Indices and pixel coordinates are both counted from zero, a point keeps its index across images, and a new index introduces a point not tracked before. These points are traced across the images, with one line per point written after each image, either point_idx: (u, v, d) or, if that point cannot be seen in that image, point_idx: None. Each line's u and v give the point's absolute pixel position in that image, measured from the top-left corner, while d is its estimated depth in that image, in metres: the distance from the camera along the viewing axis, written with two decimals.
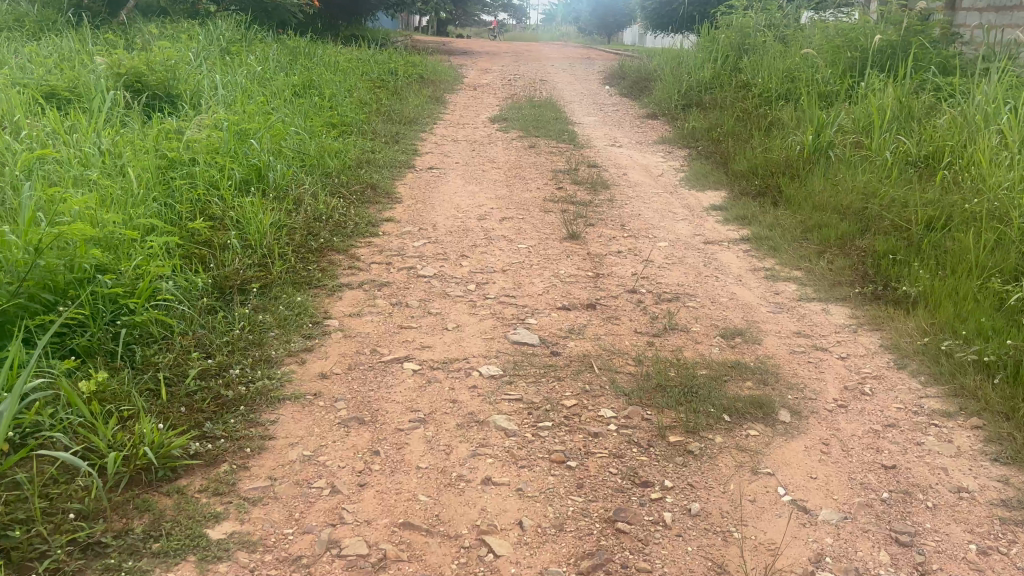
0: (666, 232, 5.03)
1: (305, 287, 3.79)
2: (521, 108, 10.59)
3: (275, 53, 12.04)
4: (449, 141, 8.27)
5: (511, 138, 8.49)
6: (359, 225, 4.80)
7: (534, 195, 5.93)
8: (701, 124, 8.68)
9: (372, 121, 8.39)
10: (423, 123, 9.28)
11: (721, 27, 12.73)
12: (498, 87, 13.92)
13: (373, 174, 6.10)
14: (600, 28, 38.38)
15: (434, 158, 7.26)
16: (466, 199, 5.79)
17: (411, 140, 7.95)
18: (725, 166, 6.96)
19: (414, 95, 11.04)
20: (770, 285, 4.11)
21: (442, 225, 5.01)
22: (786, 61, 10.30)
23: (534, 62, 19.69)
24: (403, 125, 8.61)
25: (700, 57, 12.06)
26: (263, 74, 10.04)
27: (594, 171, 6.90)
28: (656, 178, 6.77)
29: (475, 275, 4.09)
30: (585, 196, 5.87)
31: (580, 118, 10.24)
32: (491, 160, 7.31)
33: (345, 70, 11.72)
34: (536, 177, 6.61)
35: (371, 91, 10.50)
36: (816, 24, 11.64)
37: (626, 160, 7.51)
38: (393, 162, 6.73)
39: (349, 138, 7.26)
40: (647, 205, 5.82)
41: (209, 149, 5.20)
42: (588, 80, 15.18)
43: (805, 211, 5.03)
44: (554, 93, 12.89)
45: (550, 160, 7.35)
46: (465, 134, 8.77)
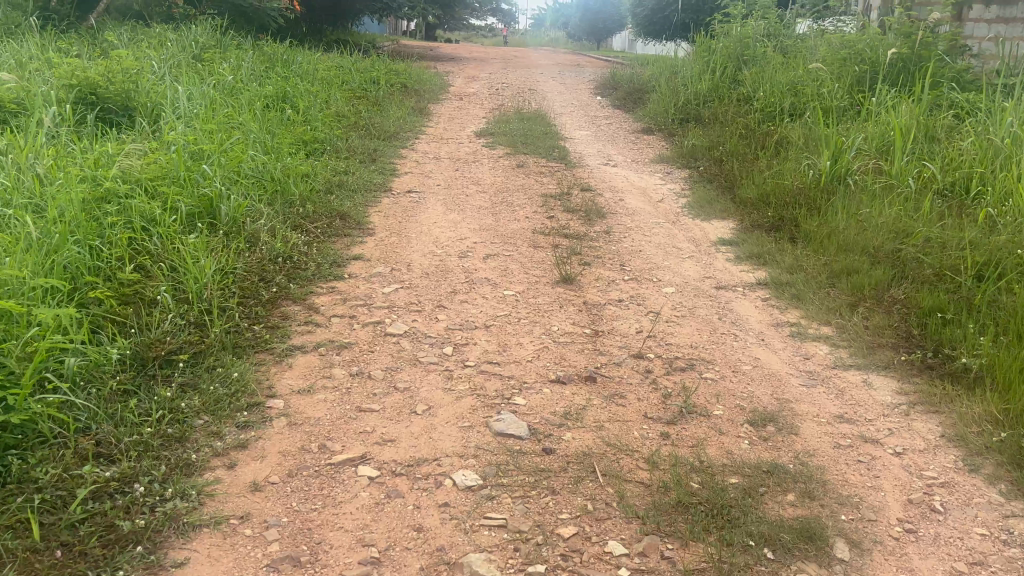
0: (672, 274, 4.44)
1: (250, 352, 3.17)
2: (509, 122, 9.99)
3: (251, 60, 11.40)
4: (431, 159, 7.66)
5: (498, 155, 7.89)
6: (322, 267, 4.19)
7: (523, 225, 5.33)
8: (701, 141, 8.11)
9: (348, 137, 7.76)
10: (404, 138, 8.66)
11: (719, 36, 12.18)
12: (485, 97, 13.34)
13: (343, 201, 5.48)
14: (590, 34, 37.93)
15: (413, 180, 6.65)
16: (447, 230, 5.19)
17: (390, 159, 7.34)
18: (730, 191, 6.39)
19: (396, 107, 10.44)
20: (797, 348, 3.52)
21: (419, 264, 4.41)
22: (788, 74, 9.76)
23: (523, 69, 19.12)
24: (382, 141, 8.00)
25: (696, 68, 11.52)
26: (233, 84, 9.39)
27: (589, 195, 6.31)
28: (656, 204, 6.19)
29: (453, 331, 3.49)
30: (579, 228, 5.28)
31: (571, 133, 9.66)
32: (475, 181, 6.72)
33: (323, 79, 11.08)
34: (525, 202, 6.01)
35: (349, 103, 9.87)
36: (819, 37, 11.15)
37: (624, 183, 6.91)
38: (367, 185, 6.12)
39: (321, 159, 6.63)
40: (649, 237, 5.23)
41: (155, 175, 4.56)
42: (579, 90, 14.63)
43: (829, 251, 4.45)
44: (544, 104, 12.32)
45: (540, 182, 6.75)
46: (448, 150, 8.16)
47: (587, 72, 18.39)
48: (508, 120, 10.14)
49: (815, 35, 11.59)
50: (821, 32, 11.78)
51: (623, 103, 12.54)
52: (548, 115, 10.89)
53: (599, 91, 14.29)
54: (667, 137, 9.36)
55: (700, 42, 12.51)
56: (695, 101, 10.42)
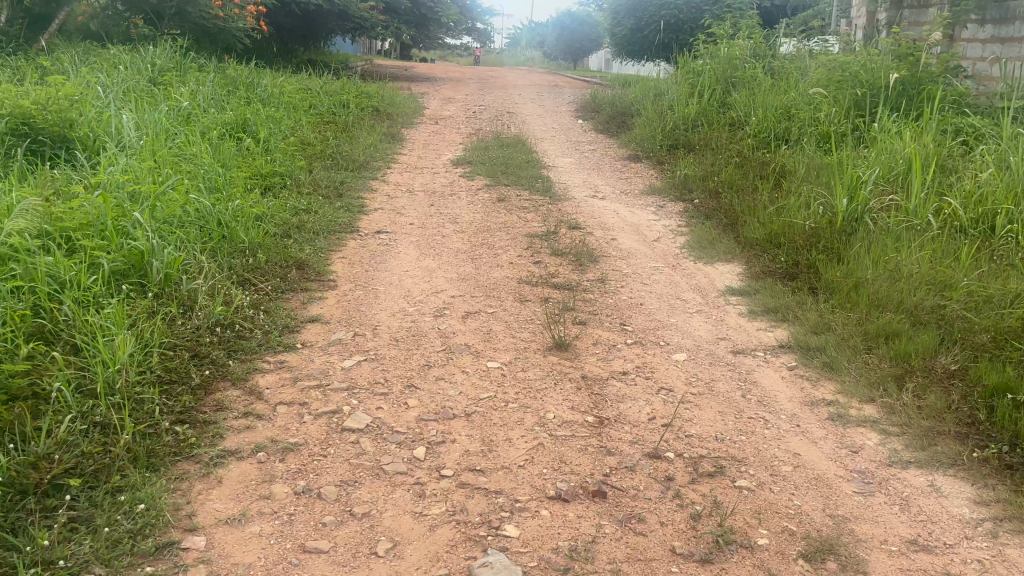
0: (681, 335, 3.85)
1: (169, 461, 2.53)
2: (488, 149, 9.42)
3: (212, 84, 10.77)
4: (404, 192, 7.05)
5: (476, 187, 7.31)
6: (271, 335, 3.55)
7: (507, 273, 4.73)
8: (694, 171, 7.59)
9: (312, 170, 7.14)
10: (375, 168, 8.04)
11: (704, 57, 11.73)
12: (461, 121, 12.79)
13: (302, 248, 4.85)
14: (567, 53, 37.66)
15: (383, 218, 6.03)
16: (420, 280, 4.56)
17: (358, 194, 6.73)
18: (731, 229, 5.83)
19: (366, 133, 9.85)
20: (840, 437, 2.94)
21: (387, 327, 3.77)
22: (780, 98, 9.30)
23: (500, 90, 18.62)
24: (350, 174, 7.38)
25: (682, 90, 11.05)
26: (190, 112, 8.75)
27: (577, 234, 5.73)
28: (651, 244, 5.62)
29: (427, 421, 2.86)
30: (569, 276, 4.69)
31: (553, 161, 9.11)
32: (452, 219, 6.11)
33: (289, 104, 10.46)
34: (507, 243, 5.41)
35: (316, 130, 9.26)
36: (809, 59, 10.74)
37: (613, 219, 6.34)
38: (331, 227, 5.48)
39: (281, 197, 6.00)
40: (648, 285, 4.65)
41: (76, 225, 3.91)
42: (559, 113, 14.13)
43: (859, 308, 3.88)
44: (523, 129, 11.80)
45: (522, 218, 6.16)
46: (423, 182, 7.56)
47: (566, 93, 17.93)
48: (486, 146, 9.57)
49: (804, 57, 11.15)
50: (810, 53, 11.36)
51: (606, 127, 12.02)
52: (528, 141, 10.34)
53: (581, 114, 13.78)
54: (654, 165, 8.83)
55: (685, 64, 12.04)
56: (682, 126, 9.91)
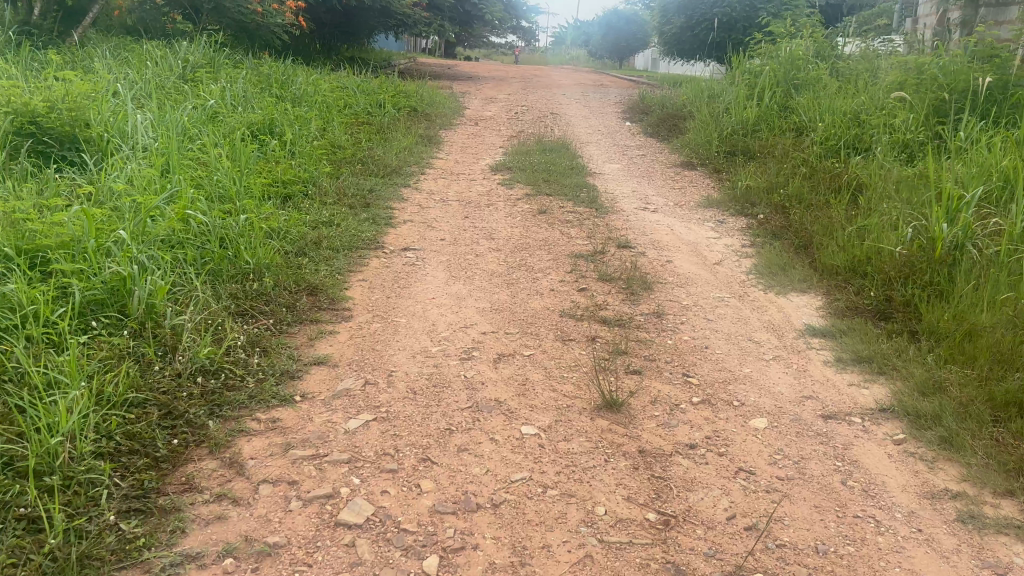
0: (757, 392, 3.18)
1: (107, 571, 1.95)
2: (529, 154, 8.80)
3: (244, 81, 10.34)
4: (436, 203, 6.46)
5: (516, 197, 6.71)
6: (265, 384, 2.97)
7: (547, 302, 4.10)
8: (756, 183, 6.88)
9: (338, 177, 6.59)
10: (408, 174, 7.47)
11: (762, 57, 10.94)
12: (502, 122, 12.20)
13: (315, 270, 4.29)
14: (613, 53, 36.83)
15: (411, 233, 5.44)
16: (447, 310, 3.96)
17: (386, 204, 6.18)
18: (804, 253, 5.13)
19: (401, 135, 9.31)
20: (975, 550, 2.27)
21: (403, 373, 3.17)
22: (850, 103, 8.52)
23: (544, 90, 17.98)
24: (379, 180, 6.82)
25: (740, 92, 10.30)
26: (216, 112, 8.30)
27: (628, 254, 5.09)
28: (712, 268, 4.94)
29: (442, 516, 2.26)
30: (620, 308, 4.05)
31: (599, 168, 8.46)
32: (487, 234, 5.50)
33: (321, 105, 9.96)
34: (548, 265, 4.78)
35: (348, 132, 8.75)
36: (880, 61, 9.91)
37: (667, 236, 5.68)
38: (352, 245, 4.91)
39: (299, 209, 5.46)
40: (713, 321, 3.98)
41: (53, 244, 3.39)
42: (605, 115, 13.45)
43: (978, 364, 3.19)
44: (567, 132, 11.16)
45: (566, 234, 5.53)
46: (458, 191, 6.96)
47: (611, 93, 17.21)
48: (527, 151, 8.96)
49: (872, 58, 10.31)
50: (878, 53, 10.51)
51: (656, 131, 11.31)
52: (573, 146, 9.71)
53: (628, 116, 13.07)
54: (710, 174, 8.13)
55: (742, 65, 11.26)
56: (740, 132, 9.16)
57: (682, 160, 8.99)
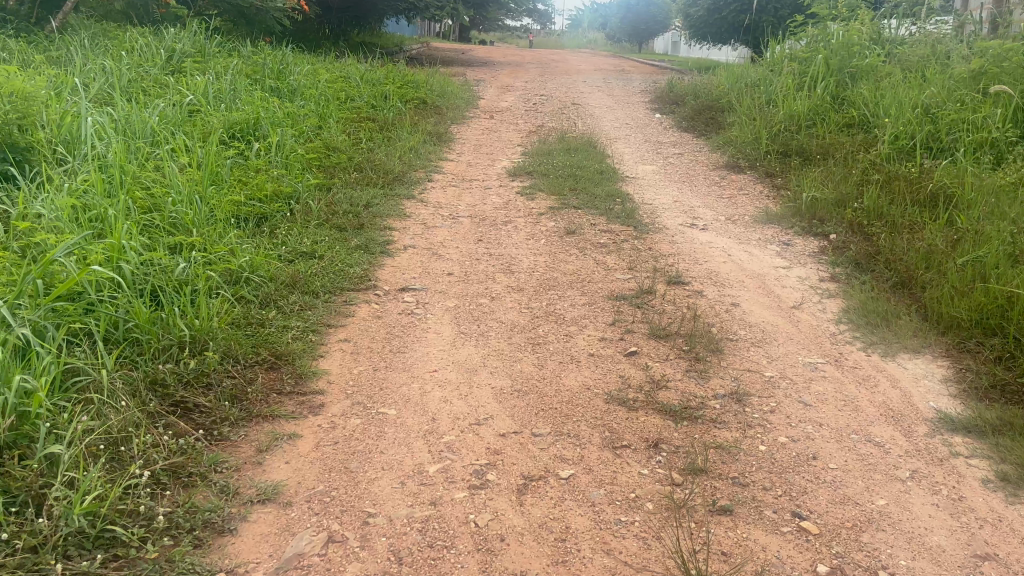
0: (905, 546, 2.16)
1: None
2: (551, 154, 7.76)
3: (235, 73, 9.37)
4: (443, 220, 5.45)
5: (538, 212, 5.70)
6: (174, 552, 1.97)
7: (587, 375, 3.10)
8: (824, 193, 5.81)
9: (327, 191, 5.61)
10: (412, 182, 6.46)
11: (808, 41, 9.78)
12: (520, 114, 11.15)
13: (279, 333, 3.28)
14: (632, 35, 35.40)
15: (410, 266, 4.43)
16: (453, 391, 2.95)
17: (384, 223, 5.19)
18: (904, 292, 4.08)
19: (407, 132, 8.31)
20: None
21: (386, 520, 2.18)
22: (920, 94, 7.42)
23: (563, 76, 16.84)
24: (376, 193, 5.83)
25: (785, 82, 9.20)
26: (197, 111, 7.33)
27: (681, 295, 4.07)
28: (790, 314, 3.90)
29: None
30: (684, 385, 3.04)
31: (630, 171, 7.43)
32: (503, 265, 4.48)
33: (320, 101, 8.97)
34: (582, 312, 3.77)
35: (346, 131, 7.76)
36: (947, 46, 8.77)
37: (724, 267, 4.64)
38: (334, 290, 3.91)
39: (274, 237, 4.48)
40: (811, 404, 2.96)
41: None
42: (631, 105, 12.36)
43: None
44: (591, 125, 10.10)
45: (601, 265, 4.51)
46: (469, 204, 5.94)
47: (635, 80, 16.06)
48: (549, 150, 7.92)
49: (936, 41, 9.12)
50: (942, 35, 9.32)
51: (690, 124, 10.21)
52: (601, 143, 8.65)
53: (656, 107, 11.96)
54: (760, 180, 7.06)
55: (785, 51, 10.09)
56: (790, 128, 8.06)
57: (726, 159, 7.93)
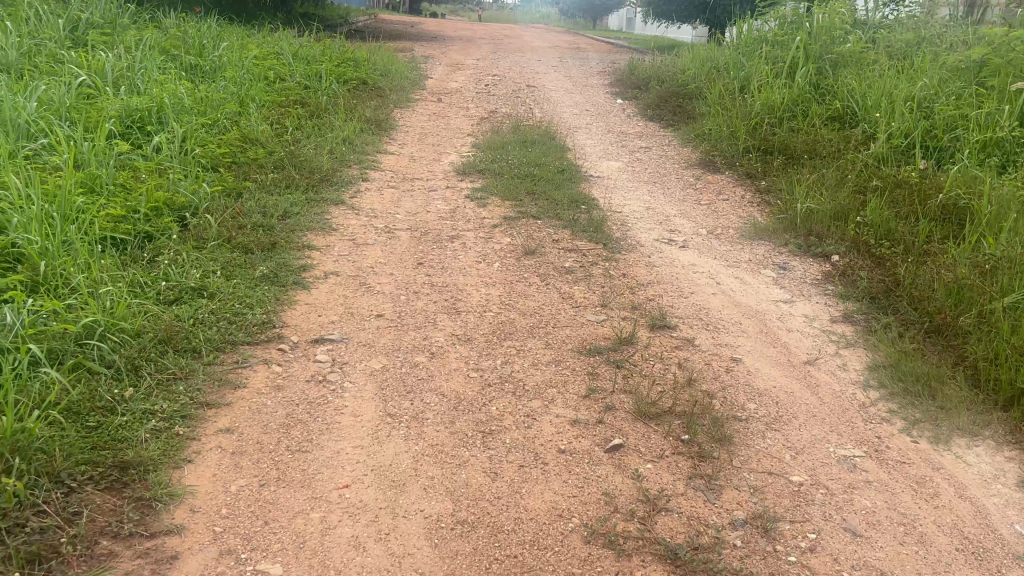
0: None
1: None
2: (505, 147, 6.89)
3: (147, 47, 8.25)
4: (378, 234, 4.55)
5: (490, 225, 4.84)
6: None
7: (558, 487, 2.28)
8: (819, 204, 5.06)
9: (235, 199, 4.65)
10: (343, 182, 5.53)
11: (782, 22, 9.00)
12: (470, 97, 10.22)
13: (124, 431, 2.36)
14: (586, 12, 34.36)
15: (329, 304, 3.53)
16: (369, 526, 2.10)
17: (302, 240, 4.28)
18: (939, 342, 3.35)
19: (342, 118, 7.34)
20: None
21: None
22: (913, 87, 6.71)
23: (516, 54, 15.87)
24: (298, 199, 4.88)
25: (759, 68, 8.44)
26: (91, 94, 6.24)
27: (668, 347, 3.27)
28: (803, 376, 3.12)
29: None
30: (691, 504, 2.24)
31: (594, 168, 6.61)
32: (448, 301, 3.62)
33: (243, 82, 7.90)
34: (546, 376, 2.93)
35: (269, 119, 6.76)
36: (933, 35, 8.10)
37: (714, 301, 3.85)
38: (221, 348, 3.00)
39: (154, 268, 3.53)
40: (864, 534, 2.19)
41: None
42: (590, 88, 11.50)
43: None
44: (548, 112, 9.24)
45: (567, 303, 3.68)
46: (409, 213, 5.04)
47: (592, 60, 15.17)
48: (503, 143, 7.02)
49: (920, 27, 8.43)
50: (924, 20, 8.64)
51: (656, 112, 9.40)
52: (561, 134, 7.79)
53: (617, 91, 11.11)
54: (740, 181, 6.30)
55: (757, 33, 9.32)
56: (768, 121, 7.30)
57: (699, 156, 7.15)
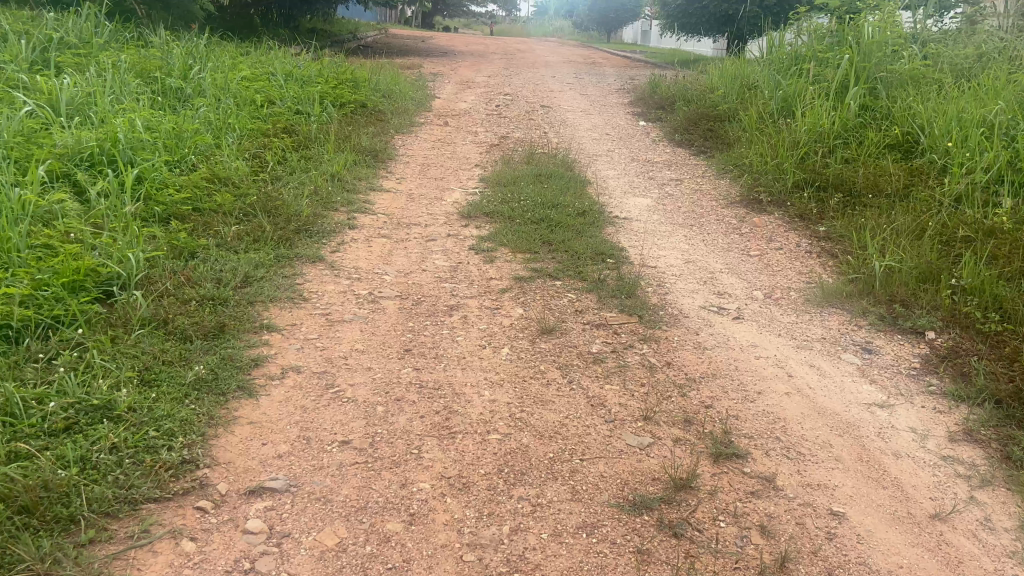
0: None
1: None
2: (517, 182, 6.02)
3: (120, 67, 7.43)
4: (360, 305, 3.68)
5: (499, 290, 3.97)
6: None
7: None
8: (899, 261, 4.14)
9: (184, 262, 3.78)
10: (324, 232, 4.68)
11: (818, 36, 8.08)
12: (479, 119, 9.36)
13: None
14: (599, 25, 33.55)
15: (281, 421, 2.65)
16: None
17: (260, 320, 3.40)
18: None
19: (332, 149, 6.49)
20: None
21: None
22: (989, 109, 5.77)
23: (529, 69, 15.02)
24: (265, 257, 4.02)
25: (800, 89, 7.53)
26: (40, 124, 5.41)
27: (742, 496, 2.37)
28: (937, 547, 2.22)
29: None
30: None
31: (619, 208, 5.72)
32: (442, 413, 2.74)
33: (226, 109, 7.07)
34: (576, 558, 2.04)
35: (247, 152, 5.91)
36: (998, 50, 7.16)
37: (790, 410, 2.94)
38: (113, 513, 2.11)
39: (49, 372, 2.65)
40: None
41: None
42: (609, 108, 10.62)
43: None
44: (564, 137, 8.36)
45: (597, 414, 2.78)
46: (401, 272, 4.17)
47: (609, 75, 14.29)
48: (515, 176, 6.14)
49: (976, 41, 7.49)
50: (985, 33, 7.69)
51: (684, 137, 8.50)
52: (579, 165, 6.92)
53: (638, 113, 10.22)
54: (793, 225, 5.39)
55: (789, 47, 8.40)
56: (817, 150, 6.38)
57: (741, 191, 6.25)
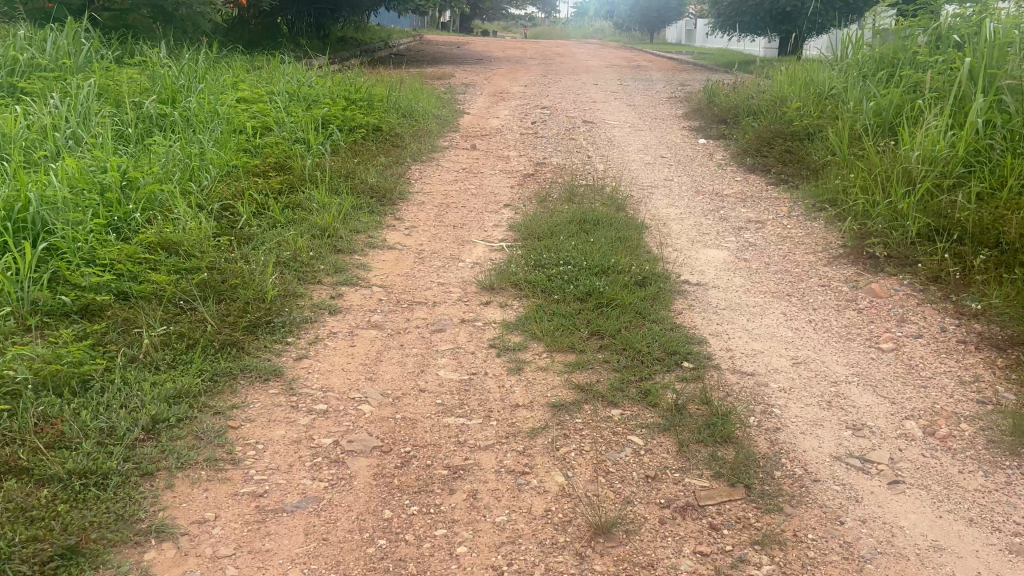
0: None
1: None
2: (554, 233, 4.73)
3: (89, 92, 6.32)
4: (318, 470, 2.43)
5: (530, 429, 2.68)
6: None
7: None
8: None
9: (64, 400, 2.58)
10: (295, 326, 3.44)
11: (909, 34, 6.64)
12: (510, 142, 8.07)
13: None
14: (643, 25, 32.03)
15: None
16: None
17: (151, 513, 2.18)
18: None
19: (327, 193, 5.26)
20: None
21: None
22: None
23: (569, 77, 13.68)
24: (192, 381, 2.79)
25: (899, 100, 6.09)
26: None
27: None
28: None
29: None
30: None
31: (689, 270, 4.37)
32: None
33: (207, 140, 5.89)
34: None
35: (218, 202, 4.72)
36: None
37: None
38: None
39: None
40: None
41: None
42: (660, 123, 9.25)
43: None
44: (613, 163, 7.03)
45: None
46: (390, 397, 2.91)
47: (657, 83, 12.90)
48: (552, 224, 4.85)
49: None
50: None
51: (756, 161, 7.11)
52: (632, 205, 5.59)
53: (696, 128, 8.83)
54: (927, 296, 4.01)
55: (871, 49, 6.96)
56: (940, 183, 4.96)
57: (845, 241, 4.87)
